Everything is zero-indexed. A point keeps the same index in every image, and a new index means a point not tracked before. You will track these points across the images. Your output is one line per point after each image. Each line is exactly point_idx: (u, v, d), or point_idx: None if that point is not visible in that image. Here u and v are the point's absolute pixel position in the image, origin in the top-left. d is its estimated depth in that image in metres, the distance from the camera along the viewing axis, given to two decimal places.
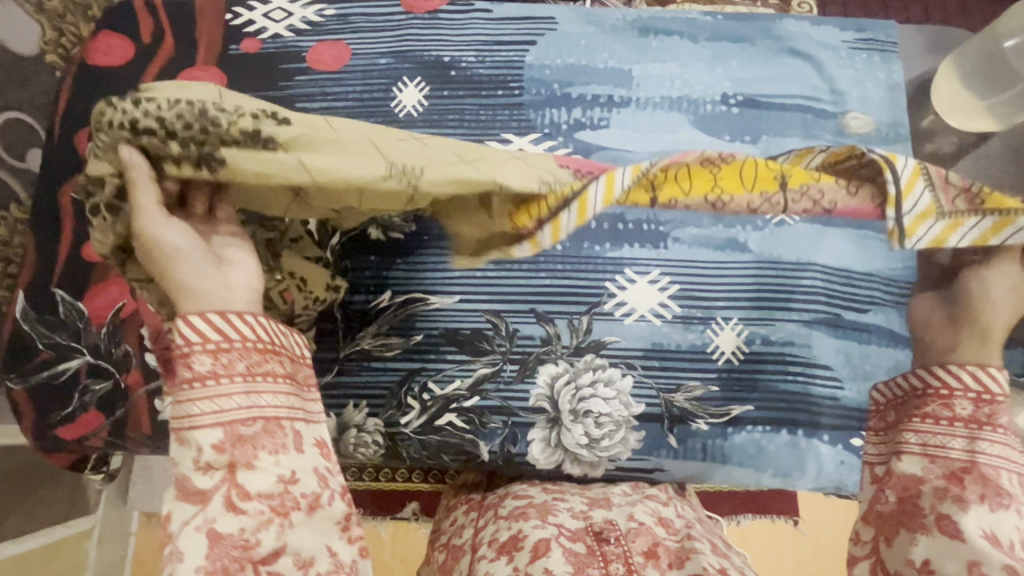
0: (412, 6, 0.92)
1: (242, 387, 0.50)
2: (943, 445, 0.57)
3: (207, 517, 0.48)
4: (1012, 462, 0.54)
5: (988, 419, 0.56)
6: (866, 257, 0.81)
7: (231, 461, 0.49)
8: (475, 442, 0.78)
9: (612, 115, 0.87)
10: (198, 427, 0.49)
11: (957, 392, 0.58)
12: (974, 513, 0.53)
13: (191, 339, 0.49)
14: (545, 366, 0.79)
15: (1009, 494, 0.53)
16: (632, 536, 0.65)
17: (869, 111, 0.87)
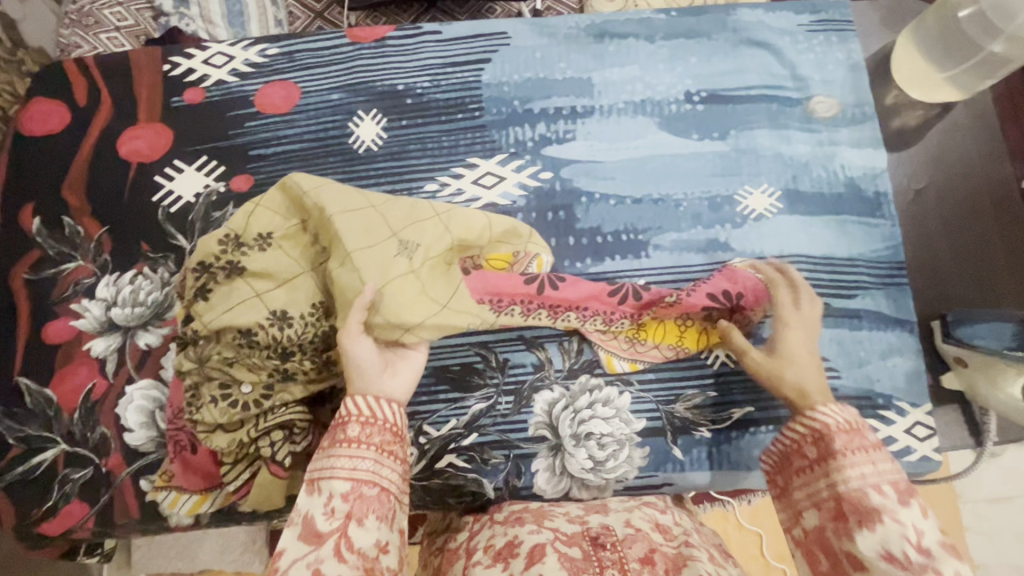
0: (358, 35, 0.89)
1: (375, 455, 0.54)
2: (815, 489, 0.54)
3: (316, 556, 0.49)
4: (873, 476, 0.51)
5: (831, 451, 0.54)
6: (845, 242, 0.81)
7: (354, 506, 0.51)
8: (479, 480, 0.76)
9: (577, 126, 0.85)
10: (330, 473, 0.53)
11: (813, 432, 0.56)
12: (862, 539, 0.49)
13: (357, 408, 0.56)
14: (540, 393, 0.78)
15: (876, 510, 0.50)
16: (629, 543, 0.60)
17: (833, 93, 0.86)
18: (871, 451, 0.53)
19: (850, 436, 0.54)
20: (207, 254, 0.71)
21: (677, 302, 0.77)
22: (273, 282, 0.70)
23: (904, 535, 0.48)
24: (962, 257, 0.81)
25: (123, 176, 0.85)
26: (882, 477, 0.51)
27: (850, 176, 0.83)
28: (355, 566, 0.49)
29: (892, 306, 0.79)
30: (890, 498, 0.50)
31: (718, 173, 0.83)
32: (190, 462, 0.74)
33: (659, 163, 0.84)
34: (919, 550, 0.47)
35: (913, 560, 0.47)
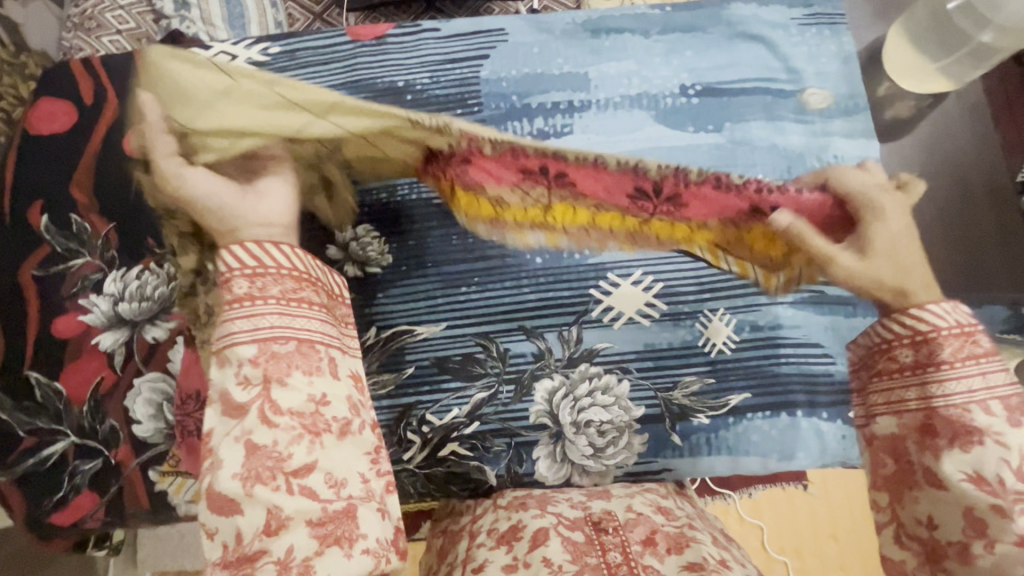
0: (358, 33, 0.90)
1: (276, 308, 0.59)
2: (903, 399, 0.72)
3: (243, 428, 0.55)
4: (984, 389, 0.68)
5: (927, 361, 0.71)
6: None
7: (264, 373, 0.56)
8: (481, 468, 0.77)
9: (575, 120, 0.86)
10: (236, 343, 0.57)
11: (898, 343, 0.75)
12: (953, 460, 0.65)
13: (242, 261, 0.61)
14: (540, 382, 0.79)
15: (978, 430, 0.65)
16: (630, 526, 0.69)
17: (826, 86, 0.87)
18: (978, 361, 0.70)
19: (959, 350, 0.71)
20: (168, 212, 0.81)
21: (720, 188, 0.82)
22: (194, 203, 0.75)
23: (1004, 458, 0.63)
24: (962, 241, 0.81)
25: (129, 173, 0.86)
26: (994, 396, 0.67)
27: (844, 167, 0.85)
28: (285, 425, 0.55)
29: None
30: (992, 419, 0.65)
31: (715, 165, 0.84)
32: (197, 450, 0.77)
33: (657, 154, 0.85)
34: (1019, 474, 0.62)
35: (1011, 487, 0.61)
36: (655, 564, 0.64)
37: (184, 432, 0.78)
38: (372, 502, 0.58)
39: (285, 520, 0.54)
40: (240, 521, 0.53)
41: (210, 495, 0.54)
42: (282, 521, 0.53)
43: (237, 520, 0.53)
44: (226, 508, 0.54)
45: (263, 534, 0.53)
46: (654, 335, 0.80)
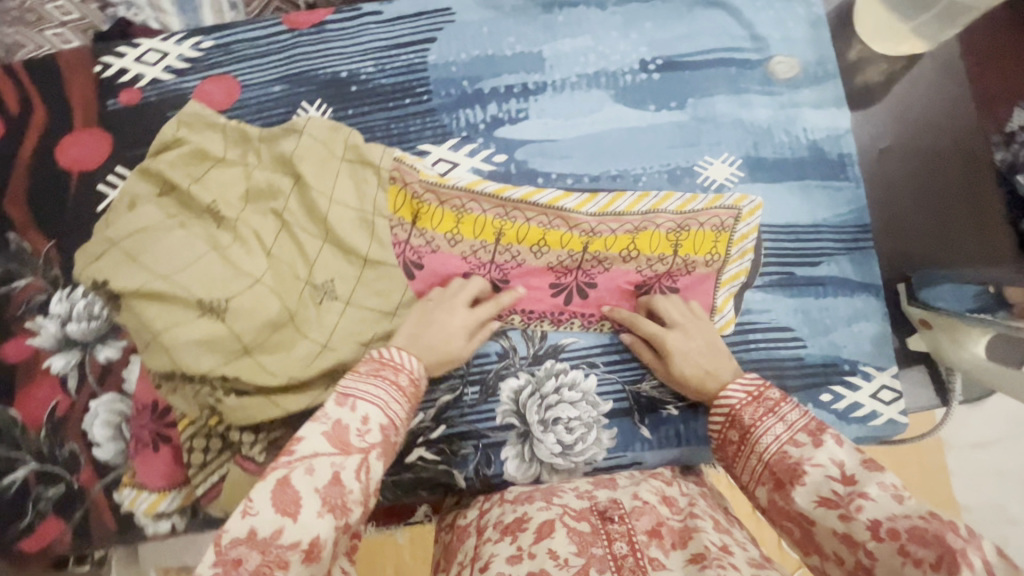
0: (295, 21, 0.84)
1: (405, 406, 0.57)
2: (750, 467, 0.55)
3: (339, 462, 0.49)
4: (785, 432, 0.54)
5: (748, 425, 0.57)
6: (809, 209, 0.80)
7: (382, 437, 0.53)
8: (449, 472, 0.76)
9: (530, 104, 0.82)
10: (369, 398, 0.54)
11: (727, 418, 0.59)
12: (797, 493, 0.50)
13: (403, 362, 0.60)
14: (505, 381, 0.77)
15: (796, 462, 0.51)
16: (637, 515, 0.58)
17: (794, 53, 0.82)
18: (777, 410, 0.56)
19: (751, 403, 0.58)
20: (120, 228, 0.72)
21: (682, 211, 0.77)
22: (216, 297, 0.69)
23: (827, 474, 0.49)
24: (923, 215, 0.80)
25: (65, 186, 0.82)
26: (793, 428, 0.54)
27: (813, 139, 0.81)
28: (364, 485, 0.50)
29: (857, 271, 0.79)
30: (805, 447, 0.52)
31: (677, 144, 0.81)
32: (155, 457, 0.73)
33: (617, 138, 0.81)
34: (845, 480, 0.48)
35: (842, 494, 0.48)
36: (661, 558, 0.53)
37: (139, 442, 0.73)
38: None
39: (322, 545, 0.46)
40: (291, 523, 0.45)
41: (273, 489, 0.47)
42: (320, 552, 0.46)
43: (280, 522, 0.45)
44: (286, 511, 0.46)
45: (300, 553, 0.45)
46: (621, 315, 0.78)
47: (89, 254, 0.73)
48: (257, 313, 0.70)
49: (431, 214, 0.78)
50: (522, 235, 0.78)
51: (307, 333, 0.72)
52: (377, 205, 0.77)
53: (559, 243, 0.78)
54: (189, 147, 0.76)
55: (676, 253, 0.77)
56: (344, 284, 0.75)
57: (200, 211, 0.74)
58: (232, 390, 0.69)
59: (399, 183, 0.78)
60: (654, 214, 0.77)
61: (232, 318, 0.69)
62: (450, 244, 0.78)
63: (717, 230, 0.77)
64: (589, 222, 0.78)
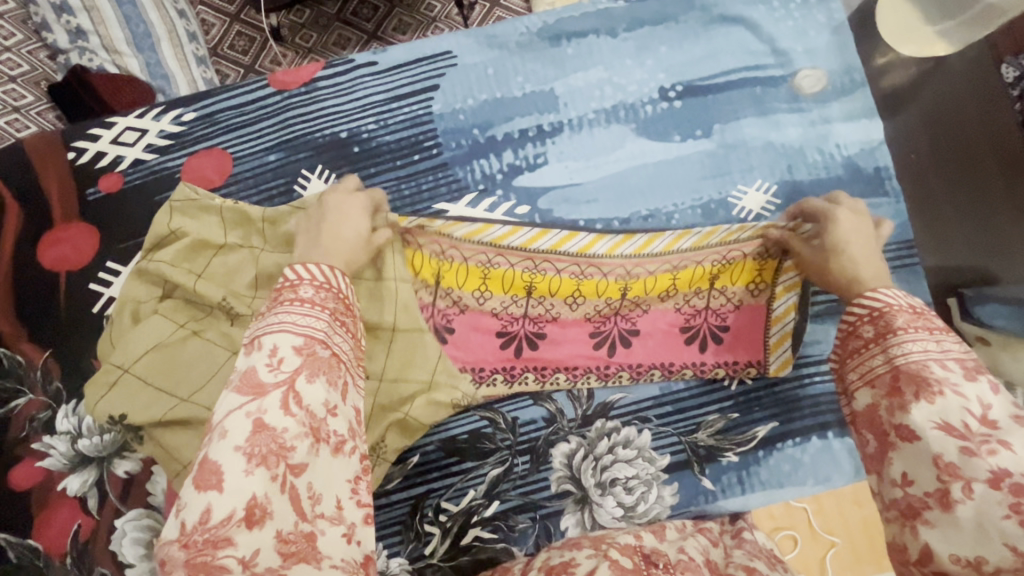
0: (282, 82, 0.77)
1: (326, 320, 0.48)
2: (870, 368, 0.49)
3: (258, 406, 0.42)
4: (937, 352, 0.46)
5: (890, 329, 0.49)
6: None
7: (303, 359, 0.45)
8: (509, 549, 0.72)
9: (548, 147, 0.77)
10: (273, 328, 0.46)
11: (858, 321, 0.51)
12: (917, 409, 0.44)
13: (303, 276, 0.50)
14: (556, 447, 0.74)
15: (937, 380, 0.44)
16: (681, 569, 0.54)
17: (818, 64, 0.78)
18: (936, 331, 0.48)
19: (914, 317, 0.49)
20: (125, 352, 0.66)
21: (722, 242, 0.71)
22: None
23: (965, 407, 0.42)
24: (971, 225, 0.76)
25: (54, 289, 0.75)
26: (947, 355, 0.46)
27: (848, 155, 0.77)
28: (299, 418, 0.42)
29: (906, 290, 0.76)
30: (954, 372, 0.44)
31: (707, 175, 0.76)
32: None
33: (644, 176, 0.76)
34: (983, 421, 0.41)
35: (973, 430, 0.41)
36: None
37: None
38: (342, 526, 0.43)
39: (266, 503, 0.39)
40: (216, 497, 0.39)
41: (196, 475, 0.40)
42: (266, 510, 0.39)
43: (208, 497, 0.39)
44: (207, 488, 0.39)
45: (239, 521, 0.38)
46: (670, 361, 0.74)
47: (96, 387, 0.67)
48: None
49: (455, 270, 0.72)
50: (555, 287, 0.72)
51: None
52: (394, 271, 0.70)
53: (594, 290, 0.73)
54: (184, 241, 0.70)
55: (713, 287, 0.72)
56: (376, 363, 0.70)
57: (210, 311, 0.68)
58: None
59: (412, 245, 0.71)
60: (697, 252, 0.71)
61: None
62: (479, 302, 0.73)
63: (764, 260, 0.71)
64: (625, 264, 0.72)
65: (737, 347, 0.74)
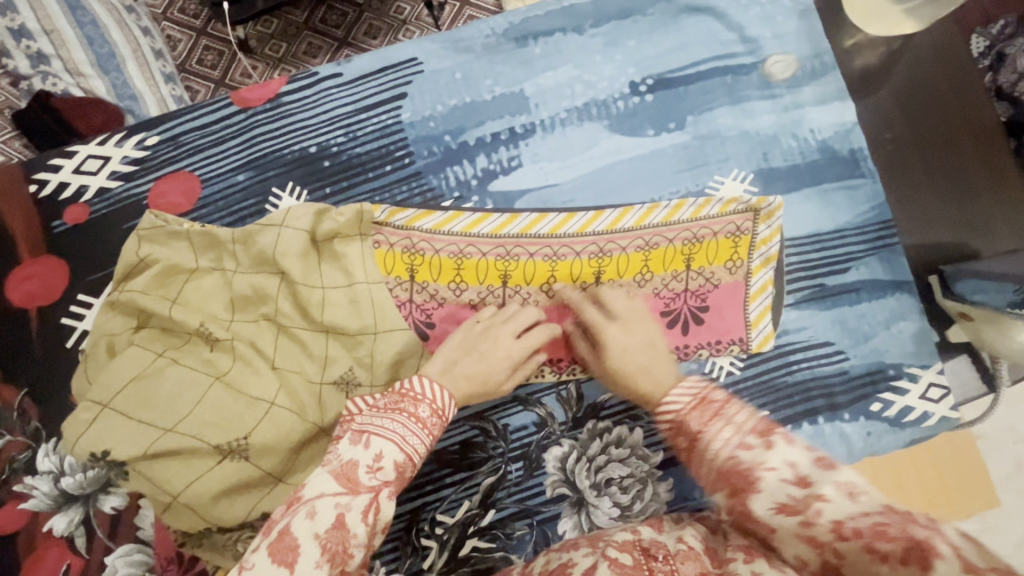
0: (246, 99, 0.75)
1: (424, 442, 0.56)
2: (700, 463, 0.49)
3: (347, 503, 0.48)
4: (735, 436, 0.48)
5: (698, 426, 0.50)
6: (828, 213, 0.76)
7: (396, 475, 0.52)
8: (508, 558, 0.71)
9: (521, 150, 0.76)
10: (383, 433, 0.53)
11: (676, 416, 0.54)
12: (755, 498, 0.44)
13: (427, 394, 0.58)
14: (549, 451, 0.73)
15: (750, 469, 0.45)
16: (682, 559, 0.46)
17: (788, 49, 0.77)
18: (723, 412, 0.50)
19: (701, 408, 0.51)
20: (105, 386, 0.64)
21: (693, 216, 0.74)
22: (233, 436, 0.63)
23: (782, 478, 0.43)
24: (951, 202, 0.77)
25: (25, 327, 0.73)
26: (743, 430, 0.48)
27: (822, 139, 0.77)
28: (369, 528, 0.48)
29: (887, 270, 0.76)
30: (756, 450, 0.46)
31: (683, 168, 0.76)
32: None
33: (619, 172, 0.76)
34: (801, 483, 0.43)
35: (798, 498, 0.42)
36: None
37: None
38: None
39: None
40: (286, 575, 0.43)
41: (272, 543, 0.45)
42: None
43: (280, 572, 0.43)
44: (283, 563, 0.43)
45: None
46: None
47: (77, 423, 0.65)
48: (282, 439, 0.64)
49: (431, 264, 0.73)
50: (531, 274, 0.74)
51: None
52: (367, 272, 0.72)
53: (569, 274, 0.74)
54: (160, 267, 0.69)
55: (689, 268, 0.74)
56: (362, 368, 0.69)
57: (190, 337, 0.67)
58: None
59: (383, 245, 0.73)
60: (667, 226, 0.74)
61: (257, 455, 0.63)
62: (456, 293, 0.74)
63: (735, 235, 0.74)
64: (596, 241, 0.74)
65: (718, 326, 0.74)
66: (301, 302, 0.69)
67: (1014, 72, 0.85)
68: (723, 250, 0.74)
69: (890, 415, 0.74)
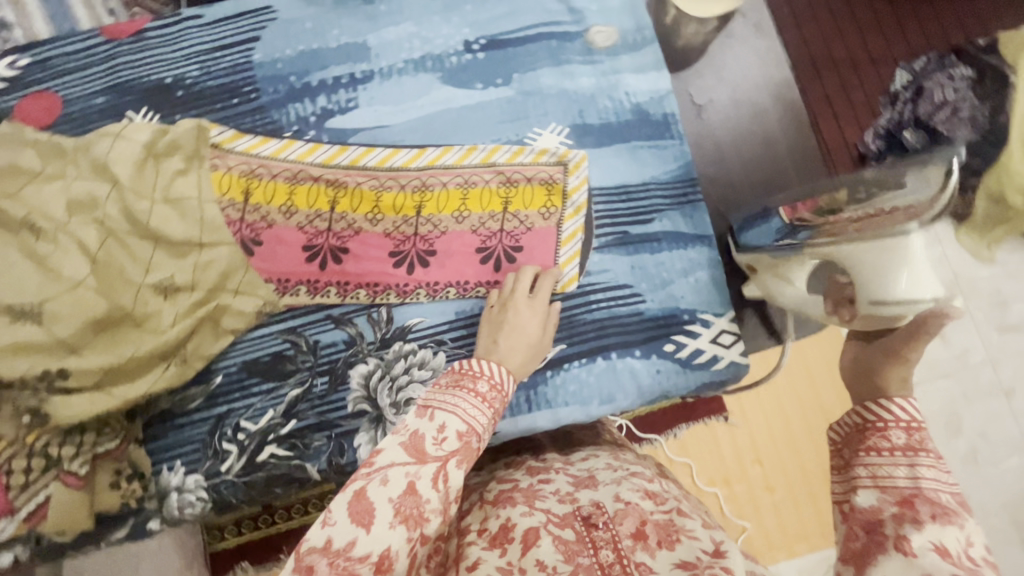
0: (113, 31, 0.83)
1: (485, 421, 0.56)
2: (886, 471, 0.43)
3: (414, 471, 0.49)
4: (948, 481, 0.41)
5: (923, 444, 0.43)
6: (637, 168, 0.82)
7: (461, 444, 0.52)
8: (302, 466, 0.74)
9: (359, 93, 0.83)
10: (449, 407, 0.53)
11: (886, 422, 0.45)
12: (928, 532, 0.38)
13: (484, 370, 0.59)
14: (354, 369, 0.77)
15: (957, 512, 0.39)
16: (620, 518, 0.50)
17: (610, 22, 0.85)
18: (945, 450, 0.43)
19: (910, 431, 0.44)
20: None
21: (509, 165, 0.81)
22: (30, 299, 0.64)
23: (964, 539, 0.37)
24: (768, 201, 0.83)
25: None
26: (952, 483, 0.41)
27: (636, 102, 0.83)
28: (440, 496, 0.49)
29: (690, 224, 0.81)
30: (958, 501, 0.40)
31: (506, 119, 0.83)
32: None
33: (447, 119, 0.83)
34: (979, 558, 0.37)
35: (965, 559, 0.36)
36: (648, 562, 0.47)
37: None
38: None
39: (394, 556, 0.46)
40: (364, 534, 0.45)
41: (350, 503, 0.46)
42: (392, 564, 0.46)
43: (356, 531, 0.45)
44: (360, 523, 0.45)
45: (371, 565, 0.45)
46: (465, 280, 0.79)
47: None
48: (84, 313, 0.65)
49: (263, 188, 0.80)
50: (357, 204, 0.80)
51: (151, 330, 0.70)
52: (201, 191, 0.77)
53: (392, 208, 0.80)
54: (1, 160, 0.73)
55: (506, 211, 0.80)
56: (184, 277, 0.73)
57: (11, 227, 0.68)
58: (61, 387, 0.64)
59: (220, 168, 0.79)
60: (483, 166, 0.81)
61: (52, 321, 0.64)
62: (285, 217, 0.80)
63: (548, 184, 0.81)
64: (418, 178, 0.81)
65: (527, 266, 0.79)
66: (121, 205, 0.73)
67: (932, 104, 0.98)
68: (535, 196, 0.80)
69: (682, 356, 0.78)
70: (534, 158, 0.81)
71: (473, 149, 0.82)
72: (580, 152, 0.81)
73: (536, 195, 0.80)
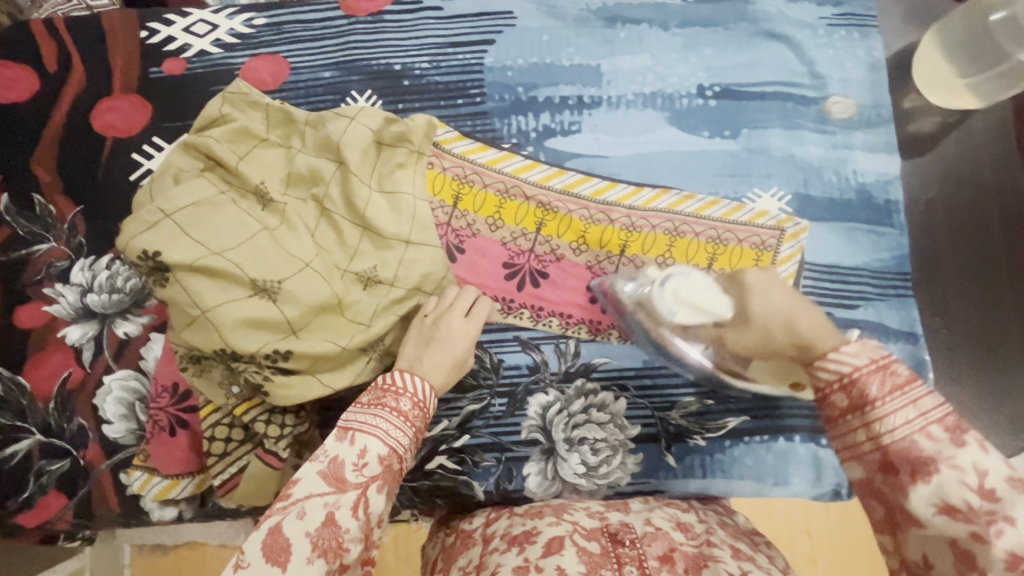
0: (352, 8, 0.82)
1: (406, 442, 0.58)
2: (855, 444, 0.48)
3: (337, 501, 0.52)
4: (918, 417, 0.44)
5: (867, 400, 0.46)
6: (850, 251, 0.79)
7: (382, 469, 0.55)
8: (470, 484, 0.75)
9: (584, 118, 0.81)
10: (368, 431, 0.56)
11: (829, 386, 0.49)
12: (915, 493, 0.43)
13: (407, 387, 0.61)
14: (534, 396, 0.76)
15: (931, 459, 0.43)
16: (647, 540, 0.60)
17: (850, 94, 0.82)
18: (907, 389, 0.45)
19: (882, 378, 0.46)
20: (168, 200, 0.65)
21: (721, 219, 0.78)
22: (271, 278, 0.64)
23: (962, 480, 0.41)
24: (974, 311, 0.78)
25: (97, 152, 0.79)
26: (928, 418, 0.44)
27: (862, 182, 0.81)
28: (361, 523, 0.52)
29: (897, 318, 0.78)
30: (941, 441, 0.43)
31: (727, 174, 0.80)
32: (170, 441, 0.70)
33: (668, 161, 0.80)
34: (984, 495, 0.40)
35: (977, 507, 0.40)
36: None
37: (156, 424, 0.70)
38: None
39: None
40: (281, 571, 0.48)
41: (264, 540, 0.49)
42: None
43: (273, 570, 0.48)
44: (276, 559, 0.48)
45: None
46: None
47: (132, 225, 0.64)
48: (309, 296, 0.65)
49: (474, 196, 0.78)
50: (563, 230, 0.78)
51: (353, 320, 0.69)
52: (417, 188, 0.75)
53: (598, 241, 0.78)
54: (240, 125, 0.73)
55: (710, 267, 0.78)
56: (386, 270, 0.72)
57: (246, 190, 0.70)
58: (282, 367, 0.64)
59: (436, 167, 0.78)
60: (696, 218, 0.78)
61: (285, 301, 0.64)
62: (490, 230, 0.78)
63: (758, 248, 0.78)
64: (629, 216, 0.78)
65: None
66: (346, 189, 0.73)
67: None
68: (745, 258, 0.78)
69: None
70: (753, 217, 0.78)
71: (690, 198, 0.79)
72: (800, 222, 0.79)
73: (745, 256, 0.78)
